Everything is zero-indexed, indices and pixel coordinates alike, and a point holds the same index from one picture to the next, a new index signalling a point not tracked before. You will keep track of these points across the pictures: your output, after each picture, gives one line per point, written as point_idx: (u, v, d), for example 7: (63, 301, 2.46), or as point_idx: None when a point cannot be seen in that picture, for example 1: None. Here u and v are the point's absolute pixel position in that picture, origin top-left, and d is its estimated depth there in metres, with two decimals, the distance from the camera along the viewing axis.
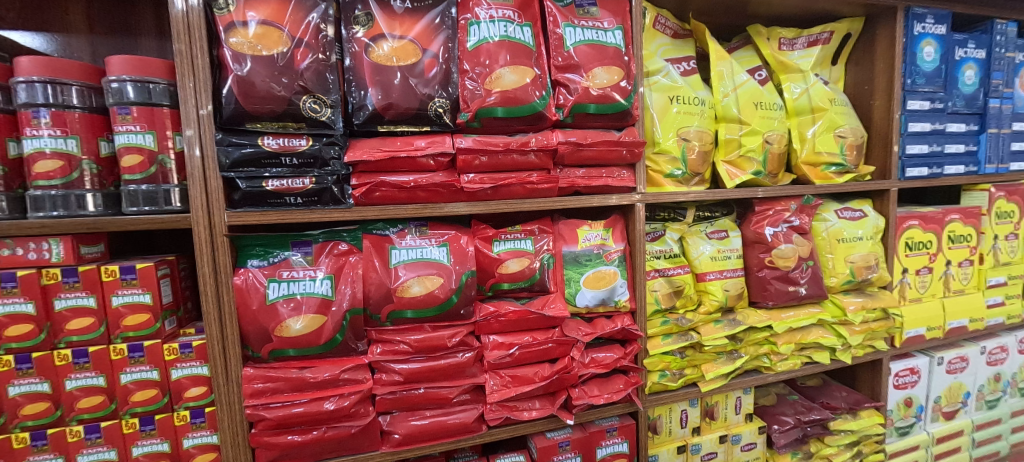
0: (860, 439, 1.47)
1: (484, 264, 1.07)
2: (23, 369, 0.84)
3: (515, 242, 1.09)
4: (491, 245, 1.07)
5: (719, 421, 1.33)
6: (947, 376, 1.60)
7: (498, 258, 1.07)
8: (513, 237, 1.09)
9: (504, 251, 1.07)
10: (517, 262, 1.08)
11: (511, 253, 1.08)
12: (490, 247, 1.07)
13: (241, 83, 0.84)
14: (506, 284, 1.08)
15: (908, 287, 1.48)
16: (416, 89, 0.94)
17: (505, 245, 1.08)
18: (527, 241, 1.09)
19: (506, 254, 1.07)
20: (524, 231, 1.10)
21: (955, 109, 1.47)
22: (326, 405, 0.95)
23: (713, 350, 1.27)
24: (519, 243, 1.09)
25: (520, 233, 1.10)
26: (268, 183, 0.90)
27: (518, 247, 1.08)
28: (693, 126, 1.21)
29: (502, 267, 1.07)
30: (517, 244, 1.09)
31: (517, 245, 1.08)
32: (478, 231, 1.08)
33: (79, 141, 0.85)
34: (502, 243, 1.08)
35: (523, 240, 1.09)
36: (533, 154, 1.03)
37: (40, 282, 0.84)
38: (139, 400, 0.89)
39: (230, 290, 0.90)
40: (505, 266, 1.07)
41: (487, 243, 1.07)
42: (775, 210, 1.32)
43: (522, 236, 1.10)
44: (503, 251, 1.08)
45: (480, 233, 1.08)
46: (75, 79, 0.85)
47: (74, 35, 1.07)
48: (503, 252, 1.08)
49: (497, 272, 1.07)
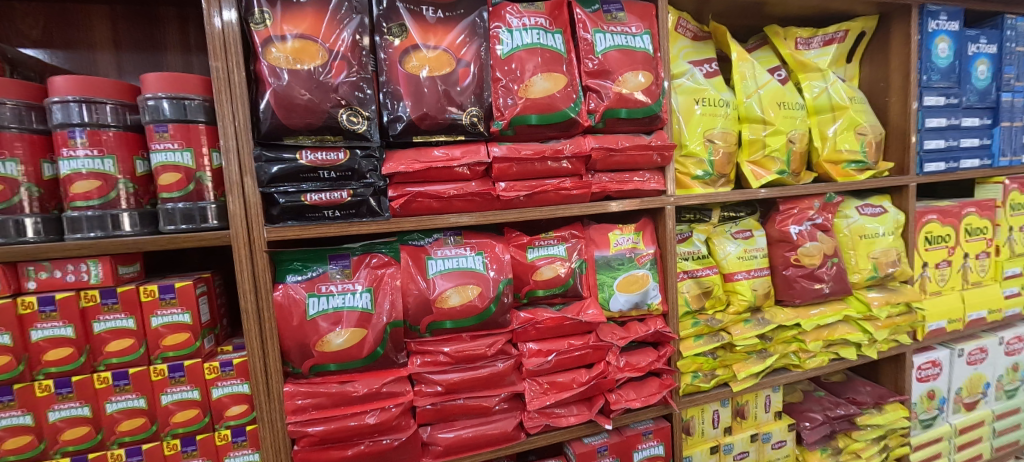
0: (886, 433, 1.48)
1: (519, 272, 1.06)
2: (63, 393, 0.83)
3: (550, 248, 1.08)
4: (525, 252, 1.07)
5: (749, 420, 1.34)
6: (968, 367, 1.62)
7: (533, 265, 1.06)
8: (547, 243, 1.09)
9: (539, 257, 1.07)
10: (552, 268, 1.07)
11: (546, 260, 1.07)
12: (524, 254, 1.07)
13: (280, 98, 0.84)
14: (541, 291, 1.07)
15: (929, 280, 1.49)
16: (451, 99, 0.94)
17: (540, 251, 1.08)
18: (560, 247, 1.09)
19: (541, 260, 1.07)
20: (557, 237, 1.10)
21: (969, 104, 1.49)
22: (368, 419, 0.94)
23: (743, 350, 1.27)
24: (552, 249, 1.08)
25: (554, 239, 1.09)
26: (307, 197, 0.89)
27: (553, 253, 1.08)
28: (718, 128, 1.22)
29: (537, 274, 1.06)
30: (551, 251, 1.08)
31: (552, 251, 1.08)
32: (513, 239, 1.08)
33: (115, 161, 0.84)
34: (536, 250, 1.07)
35: (557, 245, 1.09)
36: (566, 161, 1.03)
37: (79, 304, 0.83)
38: (180, 421, 0.88)
39: (270, 306, 0.89)
40: (541, 272, 1.06)
41: (522, 250, 1.07)
42: (799, 209, 1.32)
43: (556, 242, 1.09)
44: (538, 257, 1.07)
45: (514, 241, 1.07)
46: (109, 97, 0.83)
47: (100, 52, 1.05)
48: (538, 258, 1.07)
49: (532, 278, 1.06)
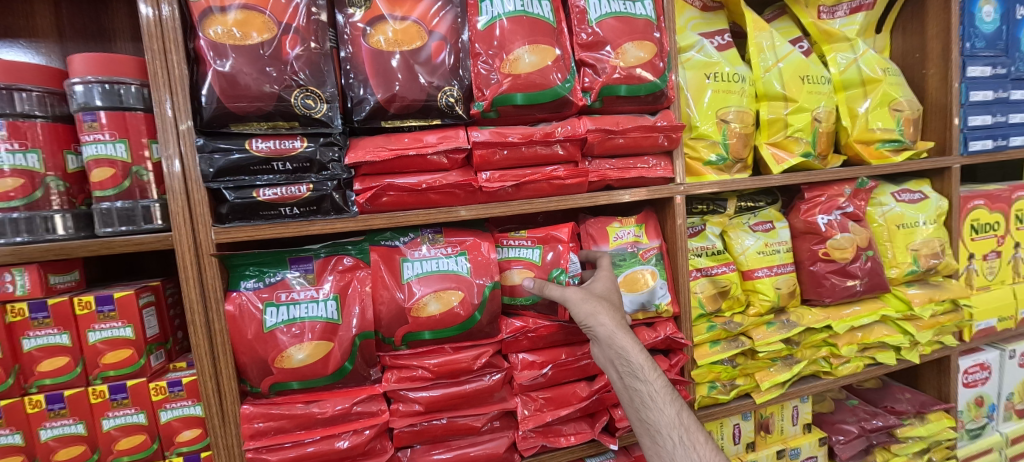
0: (930, 446, 1.32)
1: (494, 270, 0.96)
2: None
3: (520, 250, 0.95)
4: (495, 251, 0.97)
5: (774, 434, 1.20)
6: (1020, 370, 1.45)
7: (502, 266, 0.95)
8: (520, 244, 0.95)
9: (508, 258, 0.95)
10: (520, 273, 0.94)
11: (514, 263, 0.95)
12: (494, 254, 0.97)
13: (222, 79, 0.73)
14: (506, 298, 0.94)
15: (976, 274, 1.33)
16: (423, 77, 0.82)
17: (510, 252, 0.95)
18: (532, 250, 0.94)
19: (509, 262, 0.95)
20: (532, 239, 0.95)
21: (1018, 74, 1.33)
22: (339, 443, 0.83)
23: (766, 357, 1.14)
24: (525, 251, 0.95)
25: (530, 239, 0.95)
26: (260, 193, 0.78)
27: (522, 256, 0.94)
28: (733, 106, 1.08)
29: (505, 277, 0.95)
30: (522, 253, 0.95)
31: (521, 253, 0.95)
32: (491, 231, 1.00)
33: (42, 155, 0.74)
34: (507, 249, 0.96)
35: (528, 248, 0.95)
36: (559, 145, 0.91)
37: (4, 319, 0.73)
38: (124, 448, 0.78)
39: (222, 318, 0.79)
40: (509, 276, 0.94)
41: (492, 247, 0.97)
42: (827, 196, 1.18)
43: (528, 243, 0.95)
44: (508, 258, 0.95)
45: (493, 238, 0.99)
46: (35, 84, 0.74)
47: (41, 42, 0.96)
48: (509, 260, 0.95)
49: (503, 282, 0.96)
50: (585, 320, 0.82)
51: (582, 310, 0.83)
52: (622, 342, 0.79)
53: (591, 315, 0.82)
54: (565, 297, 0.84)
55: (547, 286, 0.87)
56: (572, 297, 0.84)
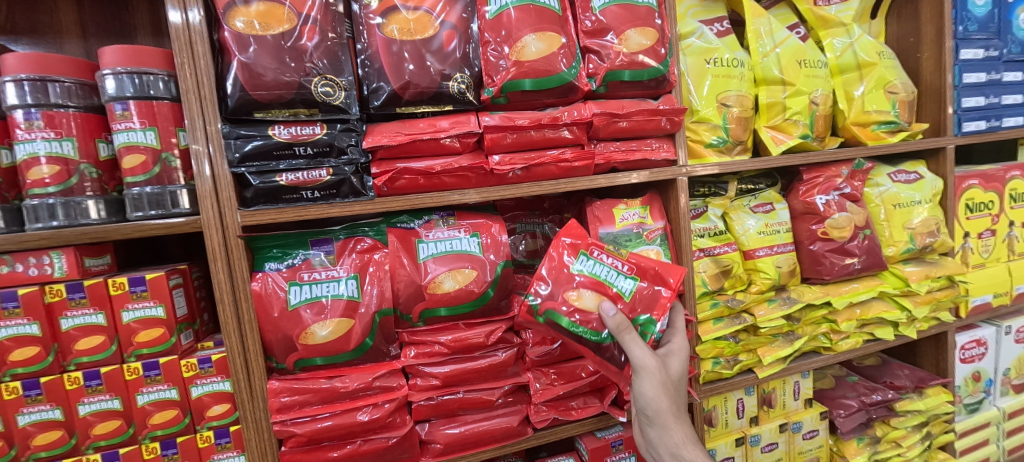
0: (928, 420, 1.36)
1: (547, 278, 0.87)
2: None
3: (608, 272, 0.88)
4: (575, 256, 0.89)
5: (777, 409, 1.24)
6: (1016, 346, 1.48)
7: (574, 279, 0.87)
8: (609, 266, 0.88)
9: (584, 274, 0.87)
10: (594, 298, 0.86)
11: (591, 283, 0.87)
12: (573, 259, 0.89)
13: (246, 68, 0.76)
14: (562, 319, 0.85)
15: (971, 252, 1.37)
16: (435, 65, 0.86)
17: (593, 267, 0.88)
18: (625, 281, 0.87)
19: (586, 279, 0.87)
20: (629, 269, 0.88)
21: (1010, 56, 1.36)
22: (360, 416, 0.87)
23: (768, 333, 1.18)
24: (611, 274, 0.88)
25: (626, 267, 0.88)
26: (282, 177, 0.82)
27: (605, 279, 0.87)
28: (732, 90, 1.11)
29: (574, 294, 0.86)
30: (603, 275, 0.87)
31: (606, 275, 0.87)
32: (574, 236, 0.91)
33: (76, 144, 0.78)
34: (590, 262, 0.88)
35: (620, 275, 0.88)
36: (566, 129, 0.95)
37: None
38: (158, 422, 0.82)
39: (248, 297, 0.83)
40: (580, 296, 0.86)
41: (573, 255, 0.89)
42: (825, 177, 1.21)
43: (617, 267, 0.88)
44: (586, 274, 0.87)
45: (574, 239, 0.90)
46: (68, 76, 0.77)
47: (66, 38, 0.99)
48: (583, 275, 0.87)
49: (565, 295, 0.86)
50: (654, 411, 0.81)
51: (656, 405, 0.80)
52: (687, 454, 0.80)
53: (660, 412, 0.80)
54: (644, 375, 0.79)
55: (626, 338, 0.80)
56: (649, 385, 0.79)
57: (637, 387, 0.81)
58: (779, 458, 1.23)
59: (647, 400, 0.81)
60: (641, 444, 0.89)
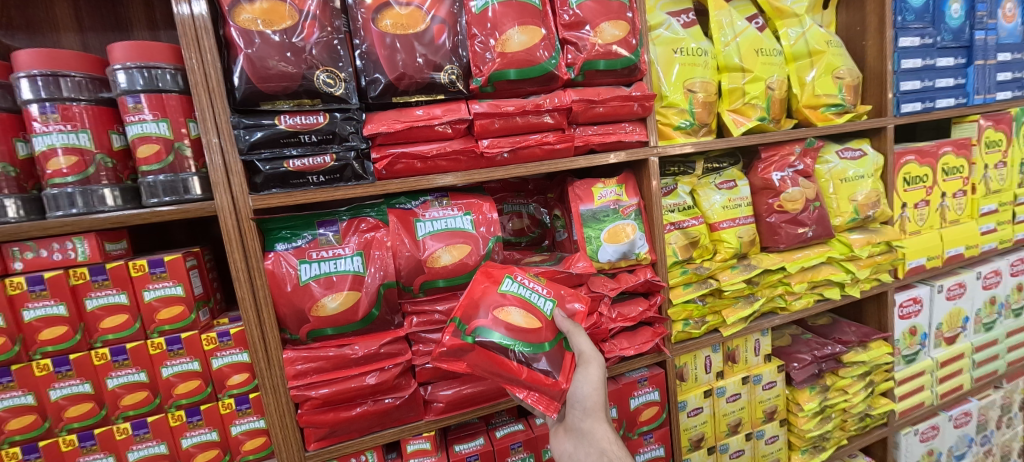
0: (871, 369, 1.54)
1: (477, 299, 0.92)
2: (2, 383, 0.80)
3: (530, 293, 0.95)
4: (500, 282, 0.94)
5: (740, 364, 1.39)
6: (948, 302, 1.66)
7: (502, 298, 0.92)
8: (531, 288, 0.95)
9: (511, 294, 0.93)
10: (525, 316, 0.91)
11: (518, 302, 0.92)
12: (498, 285, 0.94)
13: (252, 62, 0.82)
14: (496, 335, 0.87)
15: (908, 221, 1.53)
16: (427, 57, 0.93)
17: (518, 288, 0.94)
18: (545, 301, 0.95)
19: (513, 299, 0.92)
20: (547, 291, 0.97)
21: (944, 43, 1.51)
22: (368, 379, 0.96)
23: (732, 295, 1.31)
24: (533, 295, 0.95)
25: (543, 289, 0.97)
26: (290, 163, 0.89)
27: (529, 299, 0.94)
28: (697, 78, 1.22)
29: (503, 312, 0.90)
30: (527, 296, 0.94)
31: (530, 296, 0.94)
32: (493, 268, 0.97)
33: (91, 135, 0.82)
34: (515, 284, 0.95)
35: (540, 296, 0.95)
36: (548, 115, 1.04)
37: (4, 292, 0.79)
38: (182, 392, 0.90)
39: (262, 275, 0.90)
40: (509, 313, 0.90)
41: (498, 277, 0.95)
42: (780, 155, 1.34)
43: (538, 291, 0.96)
44: (513, 294, 0.93)
45: (494, 272, 0.96)
46: (78, 70, 0.81)
47: (63, 32, 1.02)
48: (509, 295, 0.93)
49: (494, 314, 0.90)
50: (592, 400, 0.86)
51: (595, 394, 0.86)
52: (613, 452, 0.81)
53: (597, 402, 0.86)
54: (591, 364, 0.88)
55: (577, 334, 0.91)
56: (592, 372, 0.87)
57: (581, 377, 0.88)
58: (741, 406, 1.39)
59: (588, 385, 0.87)
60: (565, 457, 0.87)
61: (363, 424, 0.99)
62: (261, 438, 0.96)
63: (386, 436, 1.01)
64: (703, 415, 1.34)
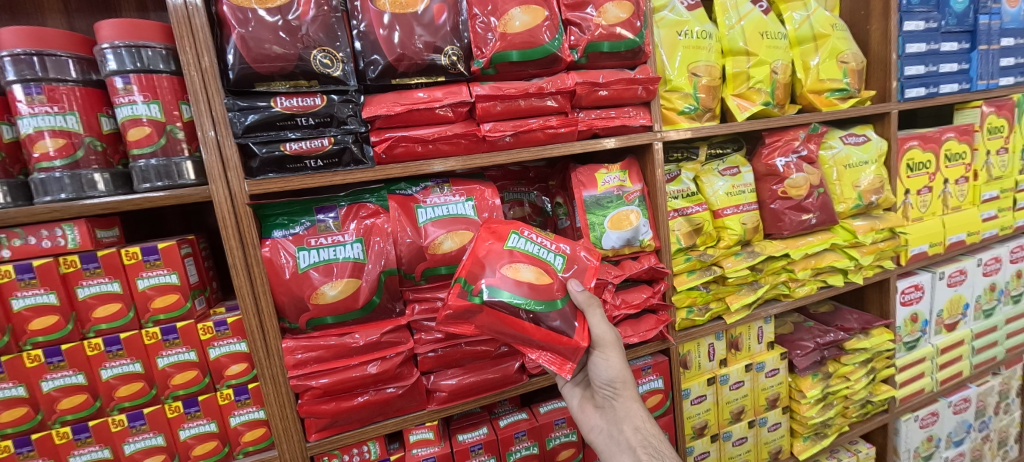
0: (873, 356, 1.54)
1: (482, 255, 0.89)
2: None
3: (538, 249, 0.91)
4: (503, 239, 0.90)
5: (743, 351, 1.38)
6: (949, 289, 1.66)
7: (510, 254, 0.88)
8: (539, 243, 0.92)
9: (518, 250, 0.89)
10: (535, 272, 0.88)
11: (526, 258, 0.89)
12: (501, 241, 0.90)
13: (247, 41, 0.79)
14: (505, 294, 0.84)
15: (911, 207, 1.52)
16: (426, 38, 0.90)
17: (524, 244, 0.90)
18: (555, 257, 0.92)
19: (521, 255, 0.89)
20: (556, 246, 0.94)
21: (947, 28, 1.50)
22: (369, 369, 0.94)
23: (735, 282, 1.30)
24: (541, 251, 0.91)
25: (552, 244, 0.93)
26: (287, 146, 0.86)
27: (538, 255, 0.90)
28: (702, 61, 1.20)
29: (514, 268, 0.87)
30: (535, 251, 0.90)
31: (538, 252, 0.91)
32: (494, 226, 0.93)
33: (79, 117, 0.79)
34: (521, 240, 0.91)
35: (549, 251, 0.92)
36: (551, 98, 1.01)
37: None
38: (179, 383, 0.88)
39: (260, 263, 0.88)
40: (519, 270, 0.87)
41: (504, 233, 0.91)
42: (784, 141, 1.33)
43: (545, 246, 0.92)
44: (520, 250, 0.90)
45: (496, 228, 0.92)
46: (64, 50, 0.78)
47: (48, 15, 0.98)
48: (515, 252, 0.89)
49: (502, 271, 0.86)
50: (620, 383, 0.88)
51: (621, 375, 0.88)
52: (649, 428, 0.86)
53: (625, 382, 0.88)
54: (610, 346, 0.87)
55: (594, 312, 0.88)
56: (615, 356, 0.87)
57: (603, 360, 0.88)
58: (744, 394, 1.38)
59: (613, 370, 0.87)
60: (596, 433, 0.91)
61: (364, 414, 0.97)
62: (261, 429, 0.94)
63: (389, 426, 1.00)
64: (707, 403, 1.33)
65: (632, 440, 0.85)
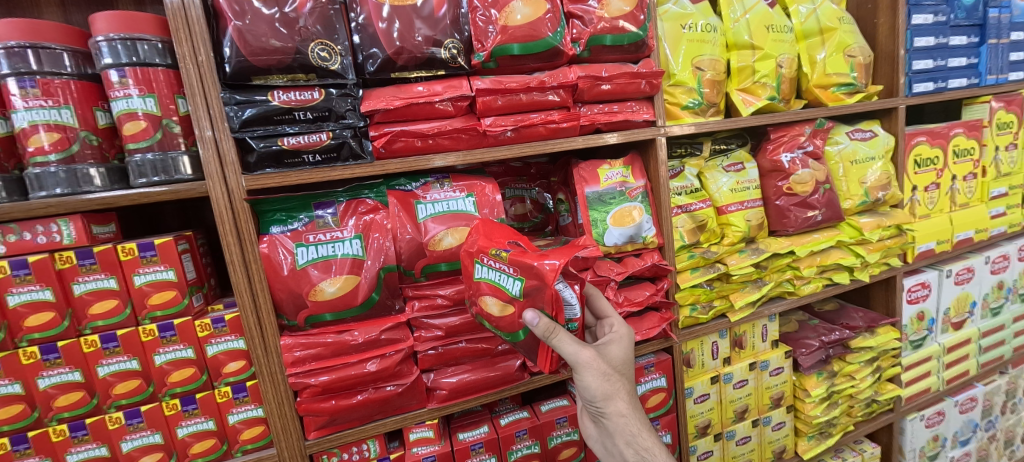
0: (878, 355, 1.52)
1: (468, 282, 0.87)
2: None
3: (500, 277, 0.79)
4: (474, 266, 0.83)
5: (747, 350, 1.37)
6: (956, 287, 1.64)
7: (477, 287, 0.83)
8: (500, 269, 0.79)
9: (483, 282, 0.82)
10: (498, 305, 0.81)
11: (490, 289, 0.81)
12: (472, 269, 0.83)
13: (244, 33, 0.78)
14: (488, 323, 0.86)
15: (918, 204, 1.50)
16: (426, 30, 0.88)
17: (488, 274, 0.81)
18: (514, 284, 0.77)
19: (486, 287, 0.82)
20: (514, 269, 0.77)
21: (957, 22, 1.47)
22: (368, 367, 0.93)
23: (740, 279, 1.29)
24: (503, 277, 0.79)
25: (511, 268, 0.78)
26: (284, 141, 0.85)
27: (500, 284, 0.80)
28: (706, 55, 1.18)
29: (482, 303, 0.84)
30: (497, 279, 0.80)
31: (500, 280, 0.80)
32: (469, 246, 0.85)
33: (74, 111, 0.78)
34: (484, 269, 0.81)
35: (508, 278, 0.78)
36: (553, 92, 1.00)
37: None
38: (176, 380, 0.87)
39: (257, 259, 0.86)
40: (486, 303, 0.83)
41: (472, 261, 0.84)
42: (790, 136, 1.31)
43: (506, 269, 0.78)
44: (485, 281, 0.82)
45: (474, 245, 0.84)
46: (59, 43, 0.77)
47: (44, 8, 0.97)
48: (484, 282, 0.82)
49: (478, 303, 0.85)
50: (604, 401, 0.83)
51: (603, 394, 0.83)
52: (641, 441, 0.83)
53: (611, 398, 0.83)
54: (583, 370, 0.80)
55: (554, 340, 0.78)
56: (591, 377, 0.81)
57: (582, 381, 0.82)
58: (748, 393, 1.37)
59: (593, 390, 0.82)
60: (595, 439, 0.92)
61: (364, 412, 0.96)
62: (259, 428, 0.93)
63: (388, 424, 0.99)
64: (710, 402, 1.32)
65: (625, 453, 0.84)
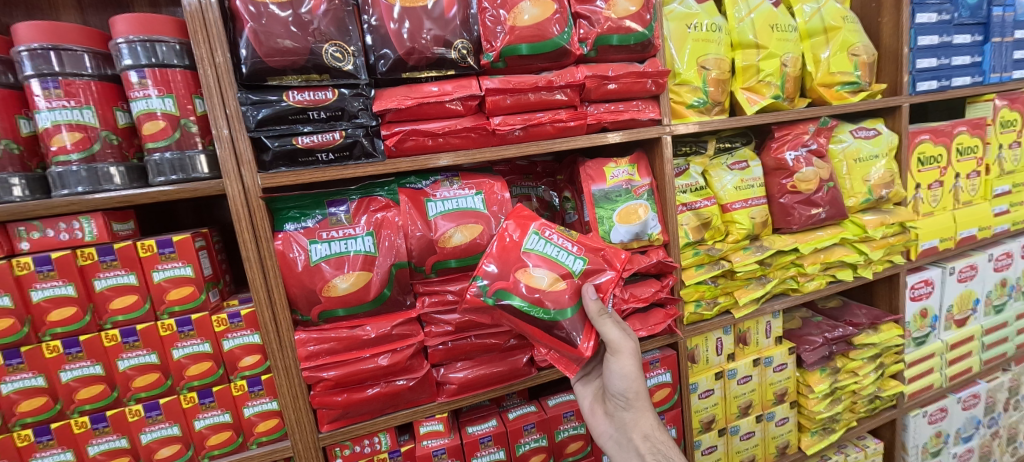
0: (881, 352, 1.53)
1: (497, 257, 0.89)
2: (12, 365, 0.79)
3: (558, 251, 0.89)
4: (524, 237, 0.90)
5: (751, 346, 1.38)
6: (959, 284, 1.65)
7: (526, 257, 0.88)
8: (558, 245, 0.90)
9: (535, 253, 0.89)
10: (548, 276, 0.87)
11: (540, 260, 0.88)
12: (521, 241, 0.89)
13: (260, 35, 0.80)
14: (517, 298, 0.86)
15: (921, 202, 1.51)
16: (436, 31, 0.90)
17: (542, 246, 0.89)
18: (575, 261, 0.90)
19: (537, 258, 0.88)
20: (576, 249, 0.91)
21: (961, 20, 1.48)
22: (380, 361, 0.95)
23: (744, 276, 1.31)
24: (560, 254, 0.89)
25: (574, 246, 0.91)
26: (299, 140, 0.87)
27: (556, 258, 0.89)
28: (711, 54, 1.20)
29: (525, 273, 0.87)
30: (552, 254, 0.89)
31: (557, 255, 0.89)
32: (513, 226, 0.91)
33: (95, 111, 0.80)
34: (540, 241, 0.89)
35: (569, 255, 0.90)
36: (560, 92, 1.01)
37: (11, 273, 0.77)
38: (194, 374, 0.89)
39: (273, 258, 0.89)
40: (531, 274, 0.87)
41: (523, 231, 0.90)
42: (794, 135, 1.32)
43: (564, 248, 0.90)
44: (537, 253, 0.89)
45: (518, 223, 0.92)
46: (80, 44, 0.79)
47: (62, 10, 1.00)
48: (533, 254, 0.89)
49: (515, 275, 0.87)
50: (633, 393, 0.88)
51: (634, 385, 0.88)
52: (659, 436, 0.87)
53: (638, 391, 0.89)
54: (624, 354, 0.86)
55: (604, 321, 0.87)
56: (629, 364, 0.86)
57: (617, 367, 0.87)
58: (752, 388, 1.38)
59: (627, 378, 0.87)
60: (604, 437, 0.93)
61: (375, 405, 0.98)
62: (273, 420, 0.95)
63: (399, 417, 1.01)
64: (714, 397, 1.34)
65: (641, 447, 0.87)
